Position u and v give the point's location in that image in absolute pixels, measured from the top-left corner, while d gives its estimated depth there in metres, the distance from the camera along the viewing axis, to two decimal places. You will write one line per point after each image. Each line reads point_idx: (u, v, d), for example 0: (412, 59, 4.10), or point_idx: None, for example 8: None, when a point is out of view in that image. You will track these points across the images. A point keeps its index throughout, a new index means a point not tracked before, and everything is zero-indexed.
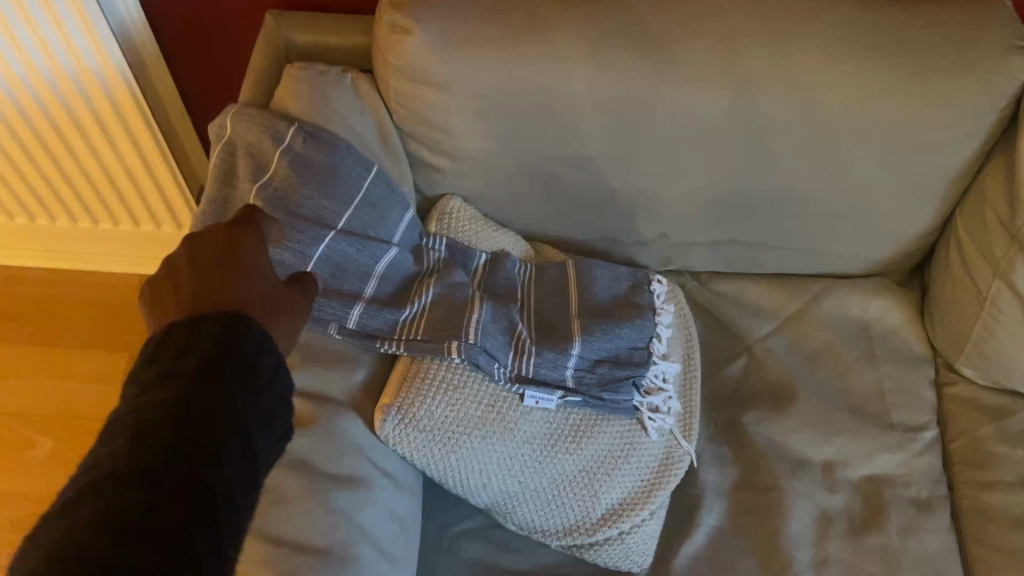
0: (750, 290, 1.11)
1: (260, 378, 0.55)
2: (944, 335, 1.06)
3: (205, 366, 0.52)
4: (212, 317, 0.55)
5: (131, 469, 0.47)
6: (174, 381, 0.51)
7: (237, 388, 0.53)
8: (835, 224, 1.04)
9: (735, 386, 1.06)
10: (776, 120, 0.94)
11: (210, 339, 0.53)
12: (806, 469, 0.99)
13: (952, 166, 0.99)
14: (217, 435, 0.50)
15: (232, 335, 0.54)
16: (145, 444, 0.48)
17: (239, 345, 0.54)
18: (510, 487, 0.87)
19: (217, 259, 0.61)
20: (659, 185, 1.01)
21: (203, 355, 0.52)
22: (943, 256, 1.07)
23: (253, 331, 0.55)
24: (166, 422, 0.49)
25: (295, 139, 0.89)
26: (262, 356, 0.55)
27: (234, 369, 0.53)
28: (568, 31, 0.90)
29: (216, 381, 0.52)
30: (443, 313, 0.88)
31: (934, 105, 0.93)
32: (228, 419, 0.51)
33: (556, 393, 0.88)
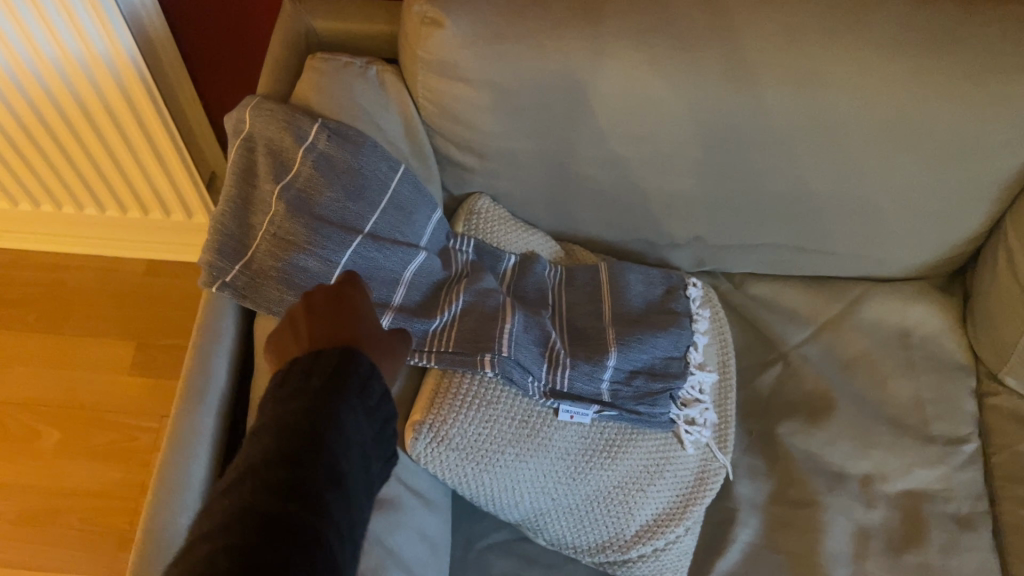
0: (786, 294, 1.07)
1: (373, 397, 0.53)
2: (988, 343, 1.02)
3: (327, 390, 0.51)
4: (330, 352, 0.53)
5: (264, 474, 0.46)
6: (298, 402, 0.50)
7: (357, 410, 0.51)
8: (879, 228, 1.00)
9: (770, 395, 1.02)
10: (823, 123, 0.89)
11: (331, 364, 0.52)
12: (843, 482, 0.96)
13: (1005, 170, 0.94)
14: (342, 456, 0.49)
15: (349, 360, 0.53)
16: (276, 451, 0.48)
17: (352, 367, 0.53)
18: (542, 504, 0.85)
19: (329, 302, 0.59)
20: (696, 188, 0.96)
21: (323, 377, 0.51)
22: (988, 262, 1.03)
23: (363, 359, 0.54)
24: (293, 433, 0.48)
25: (320, 138, 0.84)
26: (373, 381, 0.53)
27: (350, 387, 0.52)
28: (609, 24, 0.85)
29: (338, 404, 0.50)
30: (477, 323, 0.83)
31: (990, 108, 0.88)
32: (350, 442, 0.50)
33: (592, 407, 0.85)
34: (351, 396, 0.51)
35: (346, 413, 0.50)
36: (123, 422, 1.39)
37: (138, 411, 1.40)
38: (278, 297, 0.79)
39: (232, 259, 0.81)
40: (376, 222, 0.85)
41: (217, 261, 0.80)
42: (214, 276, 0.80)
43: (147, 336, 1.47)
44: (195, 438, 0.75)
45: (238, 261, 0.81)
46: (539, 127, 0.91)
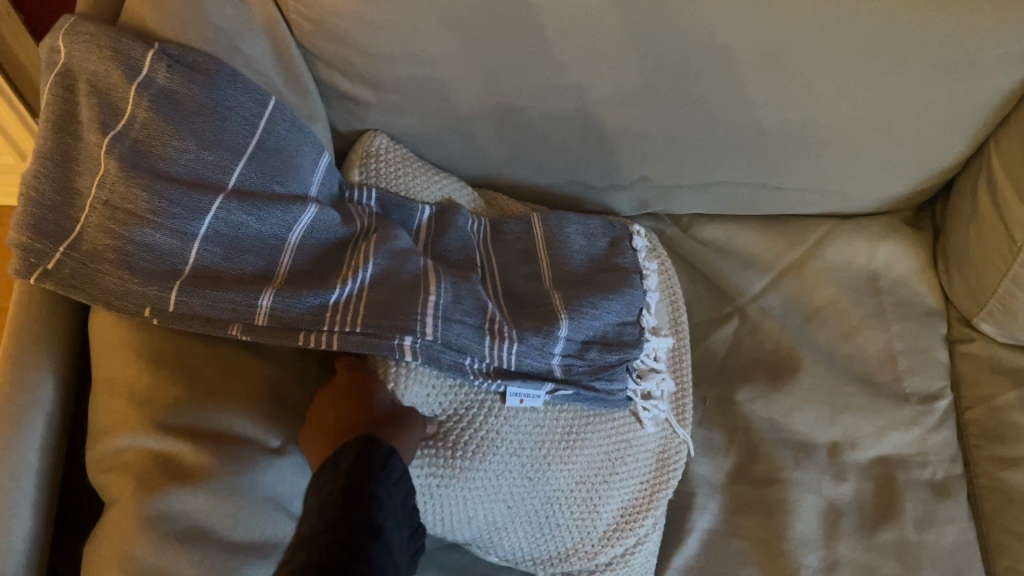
0: (741, 237, 0.93)
1: (396, 473, 0.56)
2: (962, 287, 0.91)
3: (358, 476, 0.54)
4: (353, 442, 0.56)
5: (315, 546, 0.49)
6: (330, 497, 0.52)
7: (386, 486, 0.54)
8: (848, 160, 0.86)
9: (725, 357, 0.90)
10: (792, 39, 0.73)
11: (356, 454, 0.55)
12: (811, 454, 0.85)
13: (996, 90, 0.80)
14: (378, 527, 0.52)
15: (373, 443, 0.56)
16: (320, 529, 0.50)
17: (379, 455, 0.56)
18: (494, 515, 0.70)
19: (347, 402, 0.61)
20: (641, 120, 0.80)
21: (354, 463, 0.54)
22: (964, 193, 0.91)
23: (384, 446, 0.56)
24: (334, 505, 0.51)
25: (161, 66, 0.64)
26: (394, 461, 0.56)
27: (378, 466, 0.55)
28: None
29: (371, 479, 0.54)
30: (392, 296, 0.64)
31: (991, 16, 0.73)
32: (383, 511, 0.53)
33: (545, 388, 0.69)
34: (381, 477, 0.55)
35: (376, 485, 0.54)
36: None
37: None
38: (119, 288, 0.58)
39: (52, 238, 0.58)
40: (244, 173, 0.65)
41: (30, 242, 0.58)
42: (25, 262, 0.58)
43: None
44: (14, 483, 0.56)
45: (60, 240, 0.58)
46: (449, 50, 0.72)
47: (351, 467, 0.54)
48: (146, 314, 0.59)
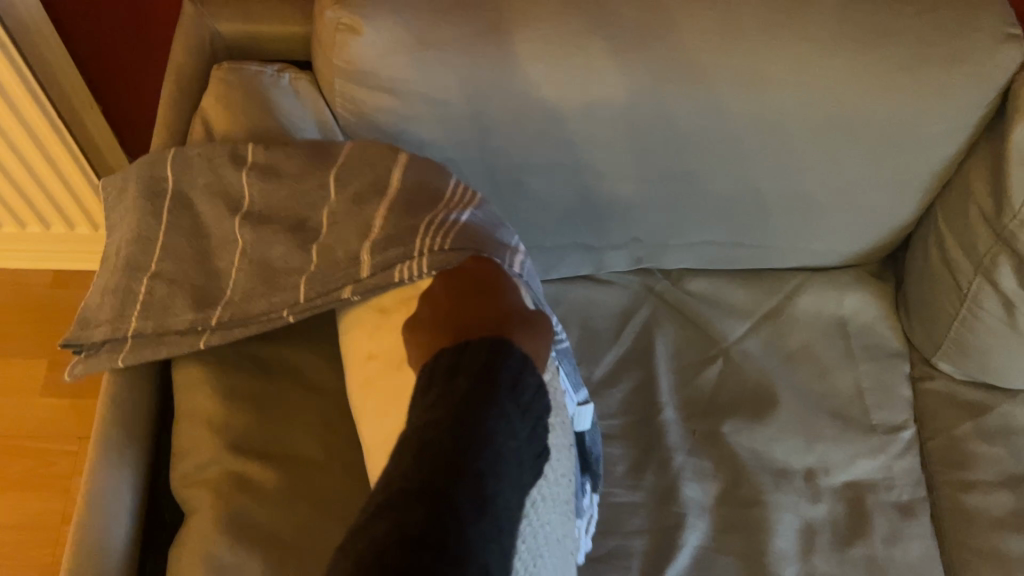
0: (724, 289, 1.06)
1: (525, 396, 0.59)
2: (921, 331, 1.03)
3: (480, 388, 0.57)
4: (476, 345, 0.60)
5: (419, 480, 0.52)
6: (445, 404, 0.57)
7: (510, 413, 0.57)
8: (815, 223, 0.99)
9: (712, 393, 1.00)
10: (756, 122, 0.88)
11: (483, 355, 0.59)
12: (789, 479, 0.96)
13: (936, 161, 0.93)
14: (498, 437, 0.56)
15: (499, 348, 0.60)
16: (428, 459, 0.54)
17: (505, 368, 0.59)
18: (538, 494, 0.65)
19: (471, 296, 0.65)
20: (632, 189, 0.93)
21: (474, 379, 0.58)
22: (919, 248, 1.03)
23: (513, 356, 0.60)
24: (445, 434, 0.55)
25: (239, 130, 0.81)
26: (524, 376, 0.60)
27: (503, 390, 0.58)
28: (537, 29, 0.81)
29: (497, 394, 0.57)
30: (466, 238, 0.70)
31: (925, 100, 0.88)
32: (501, 439, 0.56)
33: (581, 393, 0.79)
34: (506, 398, 0.58)
35: (495, 418, 0.56)
36: (37, 447, 1.30)
37: (49, 433, 1.31)
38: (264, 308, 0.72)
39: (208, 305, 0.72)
40: (337, 173, 0.75)
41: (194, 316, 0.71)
42: (194, 330, 0.72)
43: (60, 355, 1.38)
44: (112, 494, 0.69)
45: (217, 301, 0.72)
46: (471, 137, 0.87)
47: (475, 368, 0.58)
48: (285, 314, 0.71)
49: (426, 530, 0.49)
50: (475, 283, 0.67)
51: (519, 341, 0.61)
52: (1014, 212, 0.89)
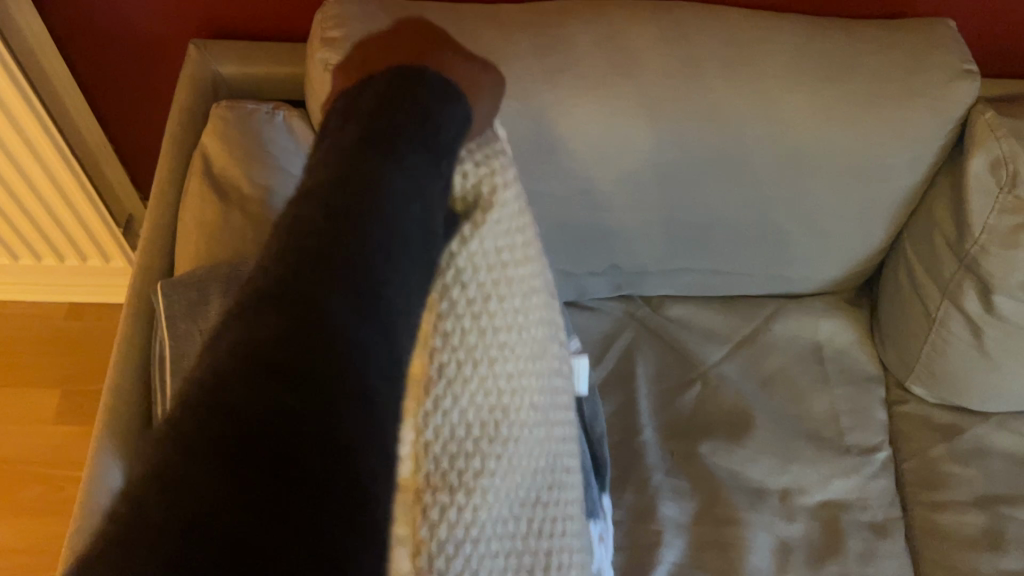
0: (703, 315, 1.10)
1: (438, 129, 0.42)
2: (894, 354, 1.07)
3: (383, 120, 0.40)
4: (383, 80, 0.43)
5: (279, 302, 0.34)
6: (343, 147, 0.40)
7: (414, 146, 0.40)
8: (789, 250, 1.03)
9: (690, 416, 1.04)
10: (723, 154, 0.93)
11: (383, 86, 0.42)
12: (764, 498, 0.98)
13: (901, 191, 0.98)
14: (401, 182, 0.39)
15: (409, 75, 0.43)
16: (297, 261, 0.35)
17: (414, 95, 0.42)
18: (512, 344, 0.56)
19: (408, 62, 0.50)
20: (610, 218, 0.98)
21: (369, 121, 0.40)
22: (892, 275, 1.07)
23: (428, 84, 0.43)
24: (322, 218, 0.37)
25: (241, 173, 0.88)
26: (447, 108, 0.43)
27: (410, 117, 0.41)
28: (514, 67, 0.87)
29: (398, 130, 0.40)
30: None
31: (883, 133, 0.92)
32: (399, 190, 0.38)
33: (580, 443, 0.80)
34: (414, 130, 0.41)
35: (390, 164, 0.39)
36: (45, 473, 1.35)
37: (58, 460, 1.36)
38: None
39: None
40: None
41: None
42: None
43: (71, 385, 1.43)
44: None
45: None
46: None
47: (376, 103, 0.41)
48: None
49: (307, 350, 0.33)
50: (412, 31, 0.46)
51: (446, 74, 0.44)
52: (975, 238, 0.93)
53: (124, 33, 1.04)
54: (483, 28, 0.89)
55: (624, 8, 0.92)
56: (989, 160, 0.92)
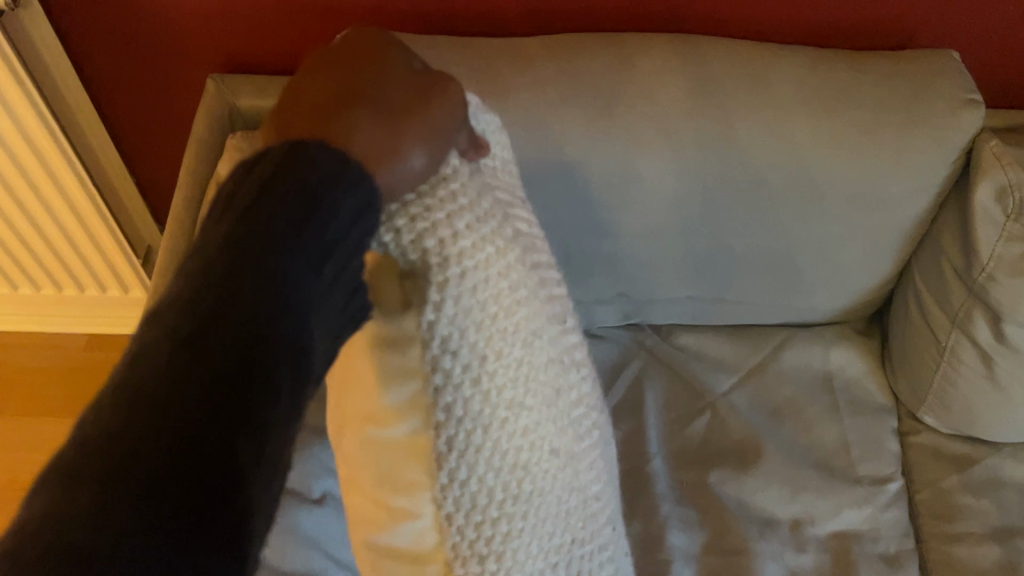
0: (711, 344, 1.10)
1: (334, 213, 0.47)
2: (905, 384, 1.06)
3: (270, 177, 0.47)
4: (278, 151, 0.49)
5: (131, 396, 0.39)
6: (235, 216, 0.46)
7: (296, 237, 0.45)
8: (796, 280, 1.04)
9: (699, 445, 1.03)
10: (726, 182, 0.94)
11: (271, 171, 0.47)
12: (774, 528, 0.98)
13: (907, 220, 0.98)
14: (277, 273, 0.44)
15: (297, 155, 0.48)
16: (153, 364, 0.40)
17: (301, 175, 0.47)
18: (517, 357, 0.64)
19: (337, 75, 0.57)
20: (616, 245, 0.99)
21: (255, 195, 0.46)
22: (901, 305, 1.07)
23: (317, 157, 0.49)
24: (187, 311, 0.41)
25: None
26: (338, 192, 0.48)
27: (299, 196, 0.46)
28: (520, 98, 0.90)
29: (266, 202, 0.45)
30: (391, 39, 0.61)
31: (885, 162, 0.92)
32: (265, 289, 0.43)
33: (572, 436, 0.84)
34: (299, 205, 0.46)
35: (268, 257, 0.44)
36: None
37: None
38: None
39: None
40: None
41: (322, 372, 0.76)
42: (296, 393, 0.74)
43: (88, 414, 1.45)
44: None
45: None
46: None
47: (263, 184, 0.46)
48: None
49: (183, 419, 0.39)
50: (335, 79, 0.56)
51: (337, 149, 0.50)
52: (983, 265, 0.93)
53: (146, 67, 1.07)
54: (490, 60, 0.91)
55: (630, 40, 0.94)
56: (996, 188, 0.92)
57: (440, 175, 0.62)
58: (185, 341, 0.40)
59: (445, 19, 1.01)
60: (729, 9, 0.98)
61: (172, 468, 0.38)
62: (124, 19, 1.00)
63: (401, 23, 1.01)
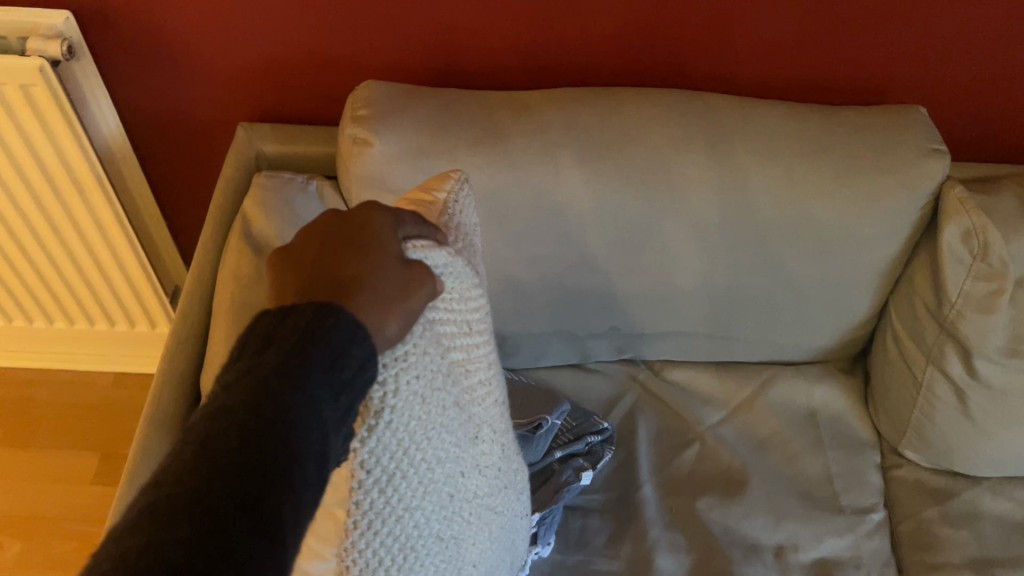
0: (700, 379, 1.17)
1: (347, 372, 0.47)
2: (886, 420, 1.12)
3: (299, 340, 0.46)
4: (303, 309, 0.48)
5: (181, 503, 0.39)
6: (272, 356, 0.45)
7: (318, 388, 0.45)
8: (779, 318, 1.10)
9: (688, 474, 1.08)
10: (710, 221, 1.01)
11: (305, 318, 0.47)
12: (759, 553, 1.01)
13: (882, 261, 1.05)
14: (300, 423, 0.44)
15: (325, 314, 0.48)
16: (202, 478, 0.40)
17: (328, 334, 0.47)
18: (429, 488, 0.67)
19: (345, 235, 0.56)
20: (608, 281, 1.06)
21: (282, 352, 0.45)
22: (880, 346, 1.13)
23: (344, 319, 0.48)
24: (230, 436, 0.42)
25: (273, 233, 0.97)
26: (351, 351, 0.48)
27: (320, 352, 0.46)
28: (519, 142, 0.98)
29: (308, 355, 0.45)
30: (383, 226, 0.59)
31: (857, 205, 1.00)
32: (295, 436, 0.43)
33: (535, 517, 0.97)
34: (319, 364, 0.46)
35: (293, 403, 0.44)
36: (77, 529, 1.41)
37: (90, 517, 1.43)
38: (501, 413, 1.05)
39: None
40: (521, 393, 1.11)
41: None
42: None
43: (110, 449, 1.52)
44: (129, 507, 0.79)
45: None
46: None
47: (300, 331, 0.46)
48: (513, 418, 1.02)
49: (204, 542, 0.38)
50: (346, 241, 0.56)
51: (357, 317, 0.50)
52: (952, 302, 1.00)
53: (183, 115, 1.18)
54: (492, 109, 1.00)
55: (621, 93, 1.04)
56: (961, 231, 0.99)
57: (417, 331, 0.62)
58: (213, 473, 0.40)
59: (455, 75, 1.11)
60: (713, 68, 1.07)
61: (219, 549, 0.38)
62: (166, 70, 1.11)
63: (414, 76, 1.11)
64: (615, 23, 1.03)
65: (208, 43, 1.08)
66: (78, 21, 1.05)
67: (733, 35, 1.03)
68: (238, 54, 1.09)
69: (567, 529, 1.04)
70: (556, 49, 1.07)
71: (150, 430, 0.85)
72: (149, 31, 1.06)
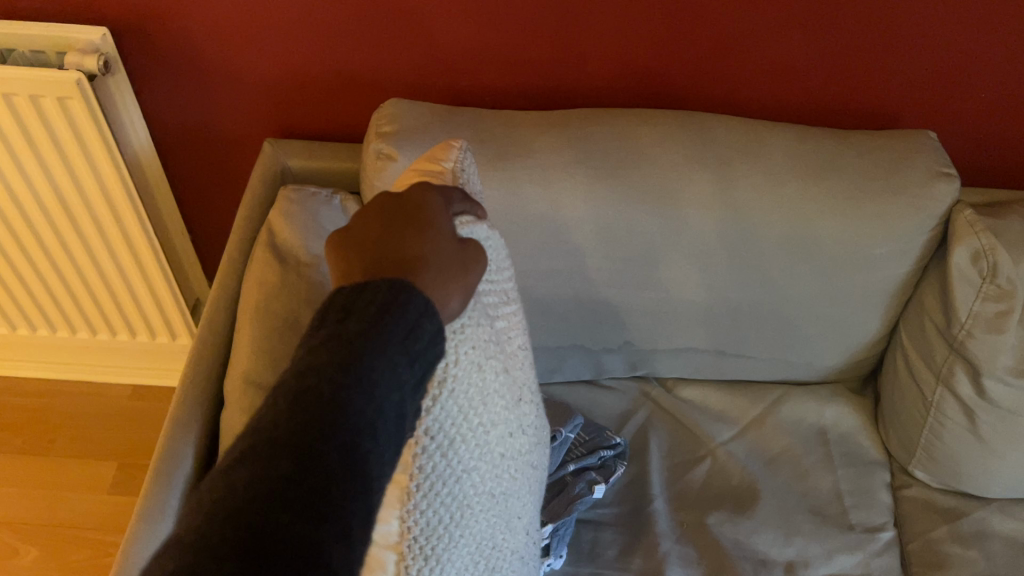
0: (712, 397, 1.18)
1: (421, 342, 0.49)
2: (897, 440, 1.13)
3: (379, 310, 0.48)
4: (377, 284, 0.50)
5: (284, 443, 0.42)
6: (354, 323, 0.47)
7: (398, 354, 0.47)
8: (791, 335, 1.12)
9: (700, 488, 1.09)
10: (723, 239, 1.03)
11: (381, 294, 0.49)
12: (770, 568, 1.02)
13: (892, 281, 1.07)
14: (383, 383, 0.46)
15: (399, 288, 0.50)
16: (298, 423, 0.43)
17: (403, 309, 0.49)
18: (483, 451, 0.71)
19: (404, 216, 0.59)
20: (622, 297, 1.08)
21: (365, 320, 0.47)
22: (892, 365, 1.15)
23: (416, 294, 0.51)
24: (323, 388, 0.44)
25: (296, 242, 0.99)
26: (423, 322, 0.50)
27: (399, 323, 0.48)
28: (537, 158, 1.01)
29: (387, 324, 0.48)
30: (436, 210, 0.62)
31: (868, 225, 1.02)
32: (379, 396, 0.46)
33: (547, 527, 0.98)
34: (399, 333, 0.48)
35: (378, 364, 0.46)
36: (94, 537, 1.43)
37: (107, 526, 1.45)
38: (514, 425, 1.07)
39: None
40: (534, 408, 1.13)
41: None
42: None
43: (128, 459, 1.54)
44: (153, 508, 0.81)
45: None
46: None
47: (379, 304, 0.48)
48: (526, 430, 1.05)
49: (307, 479, 0.41)
50: (407, 222, 0.59)
51: (427, 293, 0.52)
52: (962, 323, 1.01)
53: (211, 129, 1.21)
54: (512, 127, 1.03)
55: (636, 114, 1.06)
56: (971, 252, 1.00)
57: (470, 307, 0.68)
58: (307, 422, 0.43)
59: (476, 95, 1.14)
60: (725, 91, 1.10)
61: (321, 486, 0.41)
62: (196, 86, 1.15)
63: (435, 95, 1.15)
64: (630, 47, 1.07)
65: (237, 60, 1.11)
66: (115, 37, 1.09)
67: (745, 59, 1.06)
68: (266, 72, 1.13)
69: (579, 541, 1.05)
70: (573, 72, 1.10)
71: (175, 432, 0.87)
72: (182, 48, 1.10)
